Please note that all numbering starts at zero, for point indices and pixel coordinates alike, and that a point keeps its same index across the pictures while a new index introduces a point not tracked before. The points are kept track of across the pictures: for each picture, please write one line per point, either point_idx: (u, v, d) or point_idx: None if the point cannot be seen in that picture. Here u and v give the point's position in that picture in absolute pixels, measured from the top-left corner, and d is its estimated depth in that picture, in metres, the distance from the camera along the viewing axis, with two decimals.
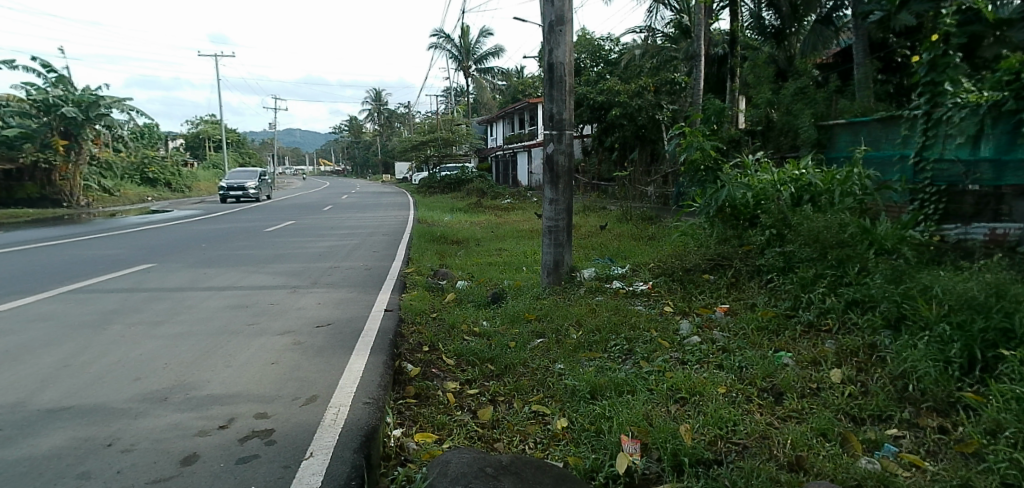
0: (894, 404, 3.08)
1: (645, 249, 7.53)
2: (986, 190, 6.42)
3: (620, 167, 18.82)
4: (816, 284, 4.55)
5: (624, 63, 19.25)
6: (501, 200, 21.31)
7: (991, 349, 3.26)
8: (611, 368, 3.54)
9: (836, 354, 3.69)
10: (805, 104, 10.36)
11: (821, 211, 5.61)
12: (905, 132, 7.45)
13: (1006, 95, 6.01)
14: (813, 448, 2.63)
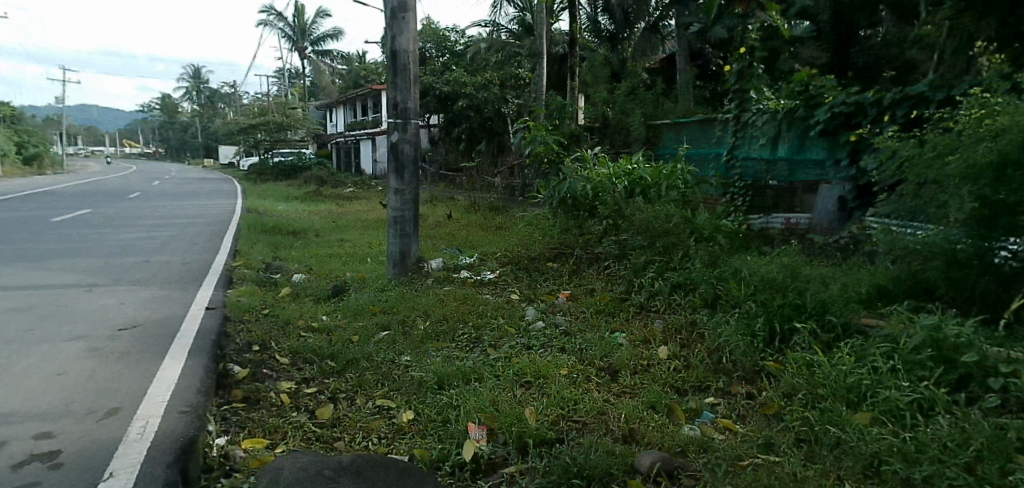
0: (711, 375, 3.41)
1: (492, 238, 7.65)
2: (782, 185, 7.43)
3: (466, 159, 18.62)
4: (647, 270, 4.92)
5: (470, 55, 19.32)
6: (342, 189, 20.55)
7: (788, 322, 3.73)
8: (459, 357, 3.53)
9: (663, 333, 4.01)
10: (636, 104, 11.19)
11: (651, 202, 6.09)
12: (719, 133, 8.36)
13: (799, 103, 6.89)
14: (644, 419, 2.81)
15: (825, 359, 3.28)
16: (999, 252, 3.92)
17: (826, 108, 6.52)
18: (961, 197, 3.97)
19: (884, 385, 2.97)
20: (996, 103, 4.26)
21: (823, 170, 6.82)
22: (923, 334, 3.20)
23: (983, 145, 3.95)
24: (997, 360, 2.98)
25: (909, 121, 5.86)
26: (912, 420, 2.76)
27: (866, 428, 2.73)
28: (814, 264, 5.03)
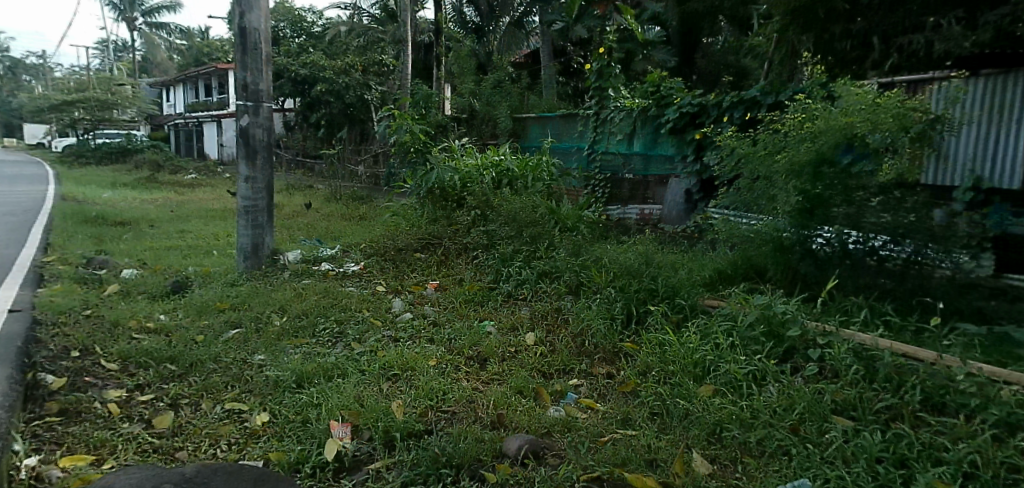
0: (575, 358, 3.54)
1: (355, 229, 7.37)
2: (638, 178, 7.93)
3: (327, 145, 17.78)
4: (514, 259, 5.00)
5: (329, 38, 18.34)
6: (182, 174, 18.73)
7: (643, 305, 3.98)
8: (320, 353, 3.35)
9: (530, 320, 4.09)
10: (501, 96, 11.36)
11: (517, 193, 6.21)
12: (580, 128, 8.72)
13: (652, 102, 7.39)
14: (512, 404, 2.85)
15: (675, 338, 3.53)
16: (817, 240, 4.43)
17: (675, 108, 7.05)
18: (787, 190, 4.48)
19: (725, 360, 3.28)
20: (813, 106, 4.83)
21: (673, 165, 7.34)
22: (756, 312, 3.57)
23: (804, 144, 4.47)
24: (815, 333, 3.39)
25: (746, 121, 6.40)
26: (748, 389, 3.08)
27: (710, 399, 2.99)
28: (665, 251, 5.42)
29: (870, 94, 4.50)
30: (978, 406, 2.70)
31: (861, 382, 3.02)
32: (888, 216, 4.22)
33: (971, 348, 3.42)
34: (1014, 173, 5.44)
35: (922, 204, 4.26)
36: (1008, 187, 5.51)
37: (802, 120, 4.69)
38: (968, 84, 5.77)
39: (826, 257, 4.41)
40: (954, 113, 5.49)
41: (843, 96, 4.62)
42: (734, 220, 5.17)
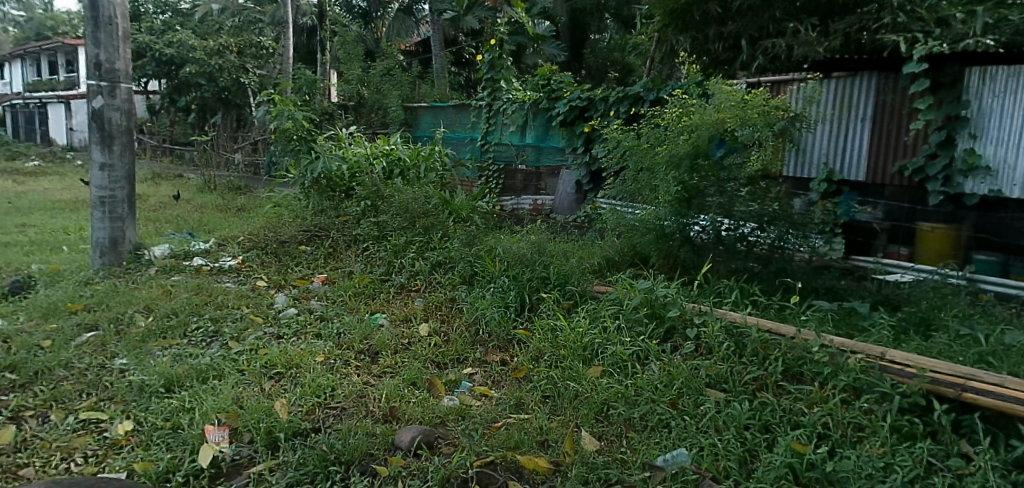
0: (469, 347, 3.54)
1: (233, 221, 6.92)
2: (529, 170, 7.92)
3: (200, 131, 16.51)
4: (407, 250, 4.92)
5: (198, 16, 17.02)
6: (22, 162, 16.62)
7: (536, 293, 4.05)
8: (193, 355, 3.11)
9: (423, 311, 4.03)
10: (391, 85, 11.13)
11: (410, 184, 6.13)
12: (473, 119, 8.71)
13: (543, 95, 7.51)
14: (405, 397, 2.80)
15: (566, 323, 3.63)
16: (694, 227, 4.74)
17: (565, 102, 7.23)
18: (667, 180, 4.73)
19: (611, 342, 3.43)
20: (689, 101, 5.11)
21: (564, 157, 7.52)
22: (641, 295, 3.75)
23: (682, 137, 4.73)
24: (693, 313, 3.62)
25: (630, 116, 6.72)
26: (633, 368, 3.25)
27: (598, 380, 3.12)
28: (556, 239, 5.56)
29: (739, 92, 4.82)
30: (829, 374, 3.06)
31: (733, 357, 3.29)
32: (755, 205, 4.60)
33: (824, 322, 3.84)
34: (858, 166, 6.01)
35: (783, 194, 4.71)
36: (853, 179, 6.09)
37: (679, 113, 4.95)
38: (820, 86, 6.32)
39: (701, 243, 4.73)
40: (809, 111, 5.99)
41: (716, 93, 4.93)
42: (620, 209, 5.38)
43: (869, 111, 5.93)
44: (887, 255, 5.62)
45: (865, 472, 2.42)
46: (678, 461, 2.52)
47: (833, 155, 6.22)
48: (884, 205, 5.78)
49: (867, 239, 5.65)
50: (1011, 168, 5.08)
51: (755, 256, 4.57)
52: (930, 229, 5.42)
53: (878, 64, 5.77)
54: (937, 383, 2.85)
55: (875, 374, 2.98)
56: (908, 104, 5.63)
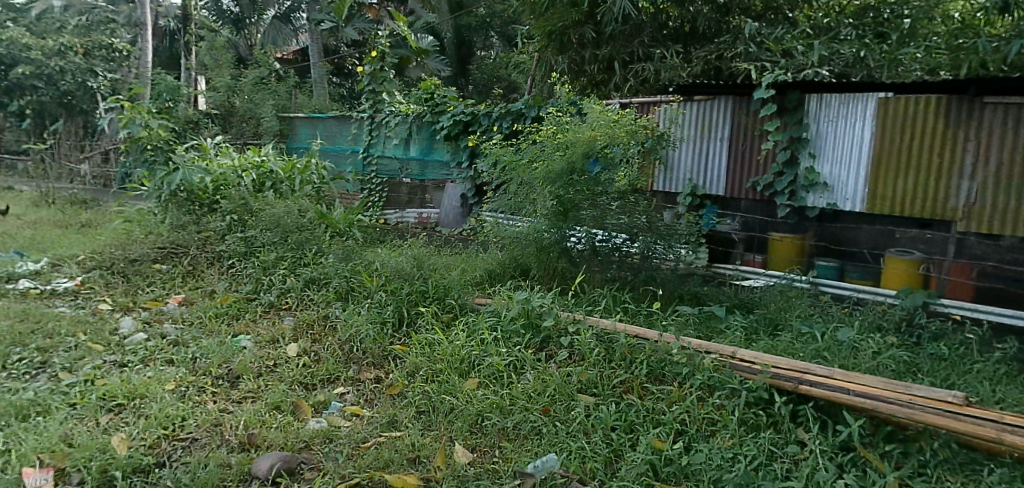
0: (341, 366, 3.42)
1: (76, 238, 6.26)
2: (415, 183, 7.91)
3: (39, 139, 14.87)
4: (277, 266, 4.69)
5: (37, 12, 15.30)
6: None
7: (415, 307, 4.01)
8: (14, 390, 2.77)
9: (293, 330, 3.84)
10: (266, 94, 10.65)
11: (282, 197, 5.89)
12: (354, 131, 8.50)
13: (427, 109, 7.51)
14: (266, 422, 2.68)
15: (443, 337, 3.61)
16: (572, 238, 4.92)
17: (449, 116, 7.23)
18: (544, 195, 4.87)
19: (487, 353, 3.46)
20: (564, 119, 5.32)
21: (448, 171, 7.50)
22: (518, 306, 3.82)
23: (558, 154, 4.90)
24: (567, 321, 3.75)
25: (512, 131, 6.83)
26: (508, 379, 3.30)
27: (473, 392, 3.14)
28: (437, 253, 5.54)
29: (610, 112, 5.07)
30: (687, 374, 3.30)
31: (603, 362, 3.46)
32: (626, 218, 4.86)
33: (686, 326, 4.13)
34: (719, 181, 6.48)
35: (651, 207, 5.00)
36: (713, 194, 6.54)
37: (555, 130, 5.11)
38: (683, 107, 6.74)
39: (577, 253, 4.92)
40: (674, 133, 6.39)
41: (589, 112, 5.15)
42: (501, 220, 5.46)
43: (727, 131, 6.42)
44: (745, 262, 6.14)
45: (716, 464, 2.64)
46: (548, 467, 2.60)
47: (696, 171, 6.66)
48: (741, 216, 6.28)
49: (726, 248, 6.26)
50: (844, 184, 5.67)
51: (626, 265, 4.81)
52: (780, 238, 5.94)
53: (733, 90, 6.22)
54: (778, 378, 3.16)
55: (726, 372, 3.26)
56: (759, 126, 6.14)
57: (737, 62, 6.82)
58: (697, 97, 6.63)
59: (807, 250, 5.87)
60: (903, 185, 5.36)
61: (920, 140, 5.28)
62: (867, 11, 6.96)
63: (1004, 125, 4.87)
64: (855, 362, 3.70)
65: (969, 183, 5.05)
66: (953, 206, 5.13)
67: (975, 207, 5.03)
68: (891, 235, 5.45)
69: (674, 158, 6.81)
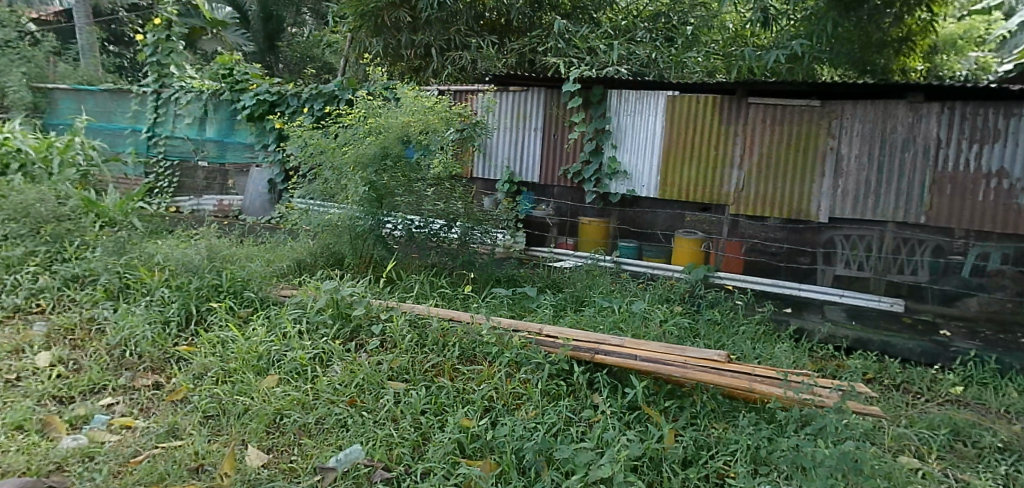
0: (110, 374, 3.03)
1: None
2: (213, 167, 7.21)
3: None
4: (26, 263, 3.96)
5: None
6: None
7: (206, 303, 3.63)
8: None
9: (46, 338, 3.29)
10: (15, 60, 8.92)
11: (34, 182, 5.01)
12: (134, 107, 7.41)
13: (224, 86, 6.83)
14: (2, 446, 2.36)
15: (238, 334, 3.31)
16: (387, 225, 4.78)
17: (252, 95, 6.67)
18: (355, 180, 4.63)
19: (289, 348, 3.24)
20: (376, 102, 5.12)
21: (253, 153, 6.94)
22: (327, 296, 3.61)
23: (370, 139, 4.69)
24: (379, 309, 3.63)
25: (324, 113, 6.48)
26: (312, 372, 3.12)
27: (271, 390, 2.93)
28: (236, 243, 5.08)
29: (425, 98, 4.98)
30: (496, 353, 3.40)
31: (415, 348, 3.41)
32: (441, 204, 4.85)
33: (499, 307, 4.24)
34: (533, 169, 6.69)
35: (467, 193, 5.06)
36: (529, 181, 6.74)
37: (366, 114, 4.92)
38: (499, 96, 6.78)
39: (393, 240, 4.80)
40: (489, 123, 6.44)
41: (403, 98, 5.02)
42: (304, 205, 5.09)
43: (541, 122, 6.59)
44: (559, 245, 6.51)
45: (519, 434, 2.79)
46: (352, 458, 2.51)
47: (512, 159, 6.79)
48: (555, 202, 6.59)
49: (541, 232, 6.57)
50: (641, 173, 6.19)
51: (442, 251, 4.81)
52: (588, 222, 6.34)
53: (545, 83, 6.37)
54: (577, 350, 3.39)
55: (532, 348, 3.42)
56: (568, 118, 6.42)
57: (549, 56, 7.13)
58: (512, 87, 6.71)
59: (610, 233, 6.35)
60: (688, 174, 5.99)
61: (701, 134, 5.90)
62: (660, 16, 7.50)
63: (764, 123, 5.64)
64: (647, 331, 4.09)
65: (739, 173, 5.79)
66: (726, 192, 5.86)
67: (742, 193, 5.79)
68: (681, 217, 6.09)
69: (491, 146, 6.87)
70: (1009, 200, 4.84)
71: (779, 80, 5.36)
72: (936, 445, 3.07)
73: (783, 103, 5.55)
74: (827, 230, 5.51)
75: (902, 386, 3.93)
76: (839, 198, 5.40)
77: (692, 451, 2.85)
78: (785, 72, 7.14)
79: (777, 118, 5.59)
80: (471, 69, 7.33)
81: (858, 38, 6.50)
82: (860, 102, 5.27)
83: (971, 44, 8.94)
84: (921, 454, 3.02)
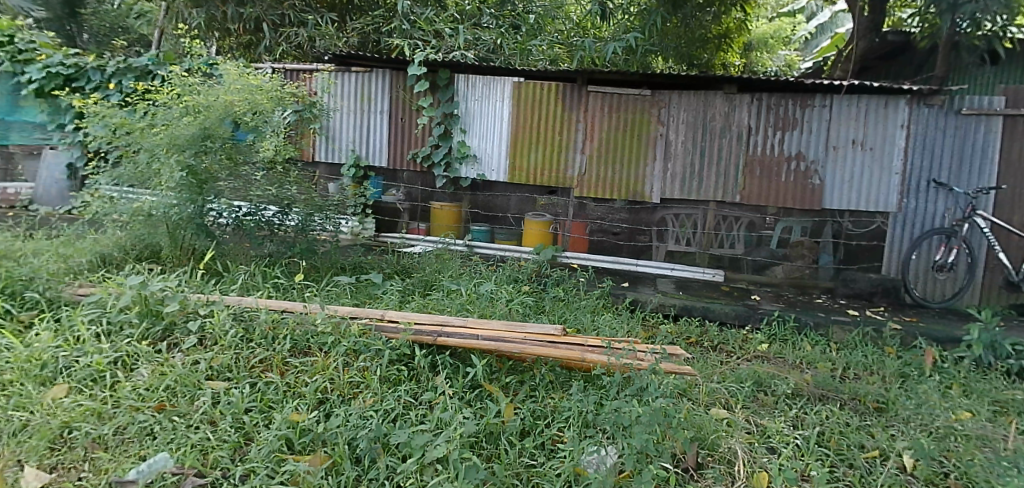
0: None
1: None
2: None
3: None
4: None
5: None
6: None
7: None
8: None
9: None
10: None
11: None
12: None
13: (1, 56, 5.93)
14: None
15: (16, 340, 2.97)
16: (211, 212, 4.32)
17: (40, 66, 5.90)
18: (169, 165, 4.09)
19: (82, 353, 2.92)
20: (192, 78, 4.62)
21: (46, 134, 6.22)
22: (132, 293, 3.22)
23: (186, 119, 4.18)
24: (197, 304, 3.33)
25: (135, 91, 6.01)
26: (112, 379, 2.83)
27: (58, 402, 2.64)
28: (19, 237, 4.37)
29: (251, 75, 4.59)
30: (333, 342, 3.24)
31: (239, 344, 3.16)
32: (274, 189, 4.56)
33: (339, 297, 4.06)
34: (379, 153, 6.41)
35: (303, 178, 4.90)
36: (377, 165, 6.45)
37: (181, 91, 4.41)
38: (341, 77, 6.41)
39: (218, 228, 4.38)
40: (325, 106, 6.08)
41: (225, 74, 4.58)
42: (106, 191, 4.44)
43: (386, 104, 6.32)
44: (410, 231, 6.35)
45: (353, 424, 2.70)
46: (156, 468, 2.32)
47: (356, 142, 6.45)
48: (405, 187, 6.43)
49: (392, 218, 6.42)
50: (489, 156, 6.16)
51: (278, 240, 4.51)
52: (440, 207, 6.23)
53: (389, 64, 6.12)
54: (419, 334, 3.30)
55: (371, 335, 3.29)
56: (415, 102, 6.22)
57: (394, 37, 6.90)
58: (354, 68, 6.36)
59: (463, 217, 6.32)
60: (534, 158, 6.05)
61: (545, 120, 5.98)
62: (506, 3, 7.34)
63: (602, 110, 5.86)
64: (492, 311, 4.14)
65: (581, 157, 5.98)
66: (569, 176, 6.02)
67: (584, 176, 5.99)
68: (532, 201, 6.27)
69: (335, 128, 6.49)
70: (805, 180, 5.49)
71: (614, 70, 5.60)
72: (742, 396, 3.43)
73: (618, 92, 5.81)
74: (661, 210, 5.98)
75: (719, 347, 4.36)
76: (669, 180, 5.80)
77: (529, 422, 2.95)
78: (622, 63, 7.55)
79: (613, 106, 5.84)
80: (308, 48, 7.02)
81: (683, 34, 7.12)
82: (685, 92, 5.69)
83: (779, 43, 10.04)
84: (728, 405, 3.36)
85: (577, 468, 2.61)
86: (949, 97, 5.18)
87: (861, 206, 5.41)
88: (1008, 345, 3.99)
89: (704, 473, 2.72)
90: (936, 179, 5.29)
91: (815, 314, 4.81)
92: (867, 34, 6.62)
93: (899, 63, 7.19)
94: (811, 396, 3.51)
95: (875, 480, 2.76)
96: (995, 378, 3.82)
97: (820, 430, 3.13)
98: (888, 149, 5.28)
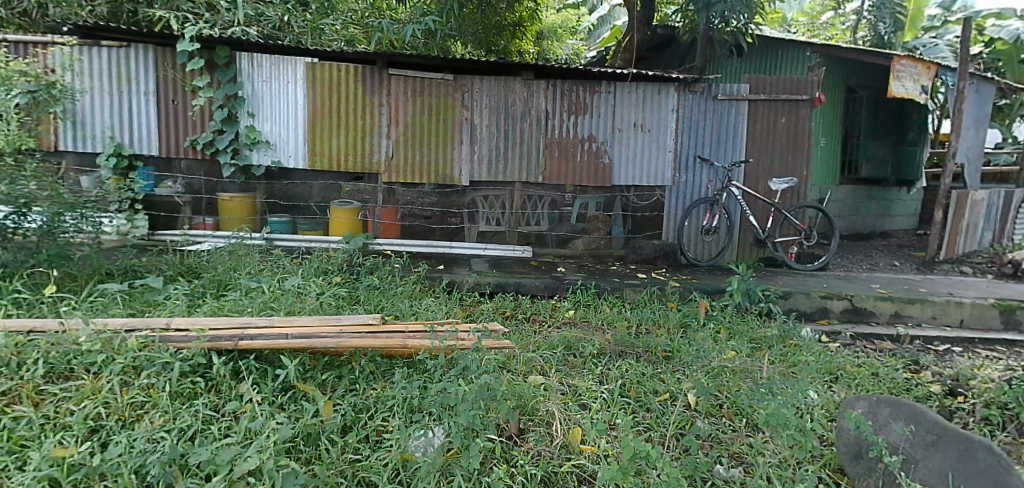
0: None
1: None
2: None
3: None
4: None
5: None
6: None
7: None
8: None
9: None
10: None
11: None
12: None
13: None
14: None
15: None
16: None
17: None
18: None
19: None
20: None
21: None
22: None
23: None
24: None
25: None
26: None
27: None
28: None
29: None
30: (104, 361, 2.75)
31: None
32: (1, 186, 3.63)
33: (106, 308, 3.47)
34: (146, 139, 5.56)
35: (45, 173, 3.91)
36: (145, 154, 5.60)
37: None
38: (86, 53, 5.40)
39: None
40: (65, 86, 5.12)
41: None
42: None
43: (150, 85, 5.49)
44: (194, 226, 5.67)
45: (139, 449, 2.34)
46: None
47: (117, 128, 5.52)
48: (183, 178, 5.67)
49: (170, 214, 5.68)
50: (285, 142, 5.70)
51: (14, 246, 3.73)
52: (228, 198, 5.60)
53: (152, 38, 5.31)
54: (216, 340, 2.92)
55: (156, 348, 2.82)
56: (188, 83, 5.50)
57: (156, 9, 6.02)
58: (104, 42, 5.38)
59: (257, 209, 5.75)
60: (337, 143, 5.72)
61: (346, 104, 5.67)
62: None
63: (405, 95, 5.73)
64: (301, 306, 3.83)
65: (387, 142, 5.79)
66: (376, 161, 5.81)
67: (392, 161, 5.83)
68: (338, 188, 5.92)
69: (83, 113, 5.47)
70: (597, 159, 5.96)
71: (416, 54, 5.50)
72: (555, 361, 3.63)
73: (421, 75, 5.71)
74: (469, 192, 6.02)
75: (531, 318, 4.56)
76: (476, 163, 5.89)
77: (350, 417, 2.79)
78: (421, 47, 7.45)
79: (417, 89, 5.74)
80: (38, 16, 5.95)
81: (479, 21, 7.42)
82: (487, 77, 5.80)
83: (566, 33, 10.70)
84: (544, 371, 3.53)
85: (404, 454, 2.55)
86: (708, 85, 5.97)
87: (644, 182, 6.03)
88: (760, 291, 4.76)
89: (526, 438, 2.85)
90: (700, 155, 6.08)
91: (611, 279, 5.25)
92: (640, 27, 7.35)
93: (665, 53, 8.14)
94: (613, 354, 3.83)
95: (668, 419, 3.10)
96: (750, 319, 4.53)
97: (622, 382, 3.43)
98: (662, 130, 5.95)
